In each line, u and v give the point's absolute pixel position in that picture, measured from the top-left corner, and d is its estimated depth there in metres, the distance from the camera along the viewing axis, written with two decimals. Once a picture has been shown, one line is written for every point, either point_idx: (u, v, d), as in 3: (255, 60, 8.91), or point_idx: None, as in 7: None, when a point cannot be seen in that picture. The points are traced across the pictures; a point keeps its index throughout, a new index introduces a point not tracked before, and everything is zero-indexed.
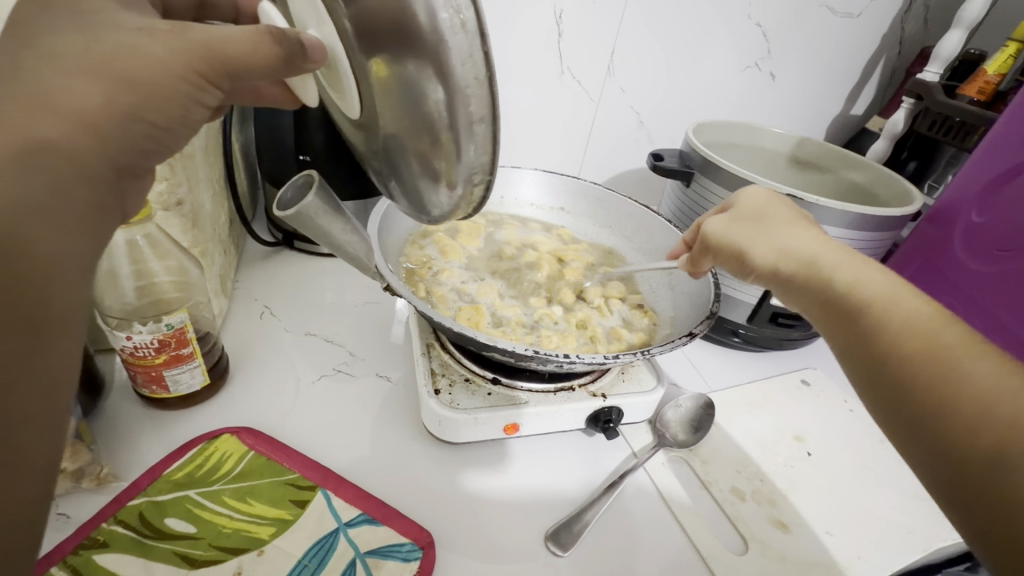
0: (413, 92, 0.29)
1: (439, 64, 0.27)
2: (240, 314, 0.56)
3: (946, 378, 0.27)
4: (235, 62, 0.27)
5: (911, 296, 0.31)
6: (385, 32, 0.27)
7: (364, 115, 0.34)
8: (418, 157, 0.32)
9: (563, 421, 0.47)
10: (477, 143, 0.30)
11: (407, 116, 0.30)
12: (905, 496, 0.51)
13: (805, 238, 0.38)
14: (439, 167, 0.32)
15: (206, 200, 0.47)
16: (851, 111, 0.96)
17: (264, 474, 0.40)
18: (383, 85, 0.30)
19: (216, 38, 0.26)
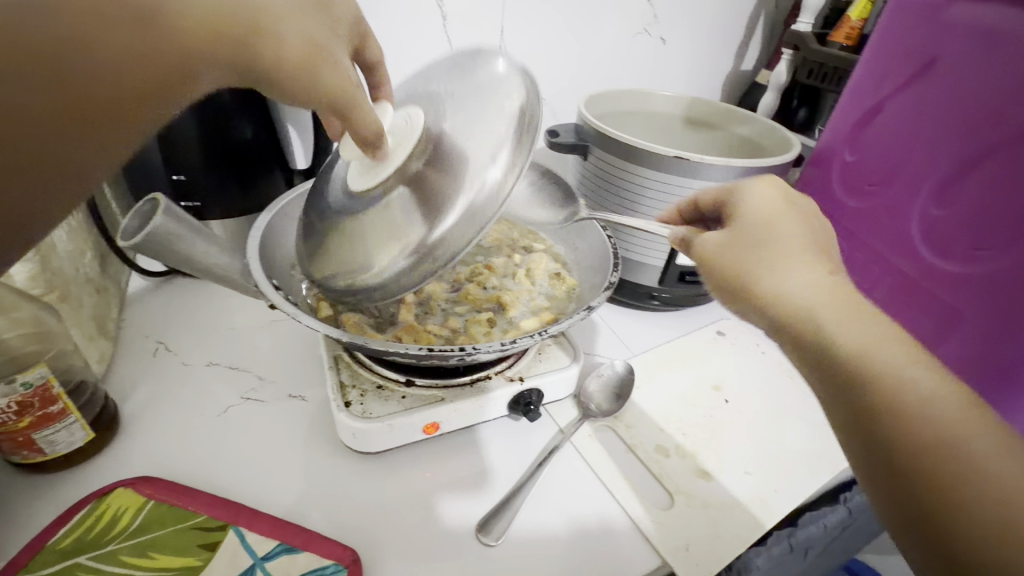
0: (398, 235, 0.36)
1: (427, 236, 0.36)
2: (130, 354, 0.51)
3: (943, 463, 0.24)
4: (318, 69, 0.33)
5: (929, 371, 0.26)
6: (429, 198, 0.36)
7: (361, 192, 0.40)
8: (354, 245, 0.38)
9: (484, 413, 0.47)
10: (395, 273, 0.36)
11: (381, 228, 0.37)
12: (815, 424, 0.55)
13: (809, 264, 0.30)
14: (355, 271, 0.37)
15: (60, 239, 0.43)
16: (740, 68, 1.00)
17: (166, 523, 0.38)
18: (396, 206, 0.37)
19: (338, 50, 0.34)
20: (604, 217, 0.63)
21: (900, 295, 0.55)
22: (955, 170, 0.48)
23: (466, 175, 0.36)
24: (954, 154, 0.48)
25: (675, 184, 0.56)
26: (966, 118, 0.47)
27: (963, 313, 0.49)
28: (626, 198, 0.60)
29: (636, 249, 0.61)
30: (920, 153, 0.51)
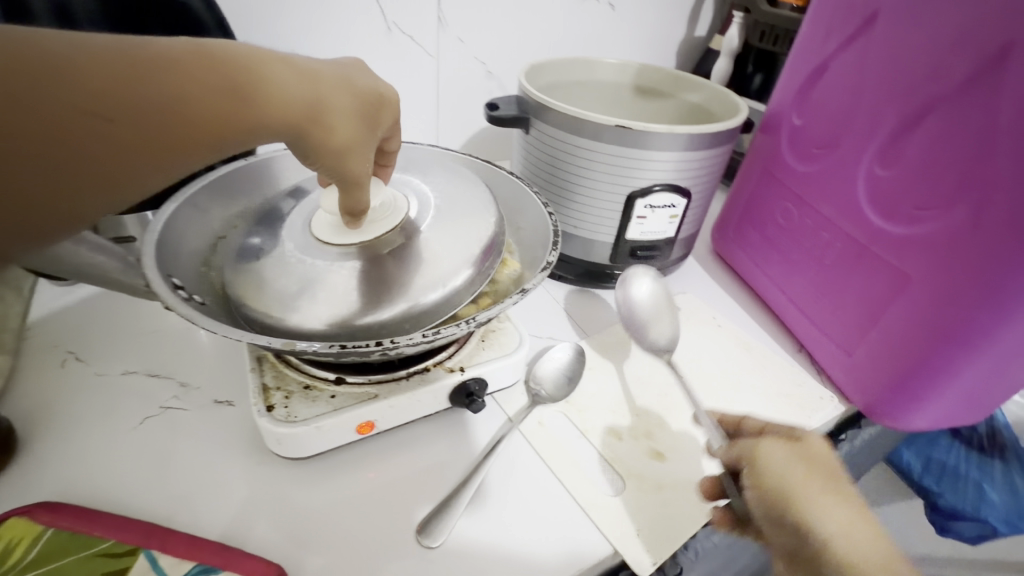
0: (335, 291, 0.38)
1: (364, 310, 0.38)
2: (35, 367, 0.47)
3: None
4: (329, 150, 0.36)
5: None
6: (388, 284, 0.40)
7: (319, 245, 0.41)
8: (276, 290, 0.39)
9: (424, 406, 0.44)
10: (312, 315, 0.38)
11: (327, 290, 0.38)
12: (770, 396, 0.54)
13: (843, 504, 0.35)
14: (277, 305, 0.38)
15: None
16: (694, 33, 0.97)
17: (68, 551, 0.34)
18: (345, 276, 0.39)
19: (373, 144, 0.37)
20: (551, 193, 0.60)
21: (850, 261, 0.53)
22: (897, 126, 0.47)
23: (422, 271, 0.40)
24: (895, 111, 0.47)
25: (619, 157, 0.53)
26: (905, 71, 0.46)
27: (910, 275, 0.47)
28: (571, 173, 0.57)
29: (585, 225, 0.59)
30: (864, 112, 0.50)
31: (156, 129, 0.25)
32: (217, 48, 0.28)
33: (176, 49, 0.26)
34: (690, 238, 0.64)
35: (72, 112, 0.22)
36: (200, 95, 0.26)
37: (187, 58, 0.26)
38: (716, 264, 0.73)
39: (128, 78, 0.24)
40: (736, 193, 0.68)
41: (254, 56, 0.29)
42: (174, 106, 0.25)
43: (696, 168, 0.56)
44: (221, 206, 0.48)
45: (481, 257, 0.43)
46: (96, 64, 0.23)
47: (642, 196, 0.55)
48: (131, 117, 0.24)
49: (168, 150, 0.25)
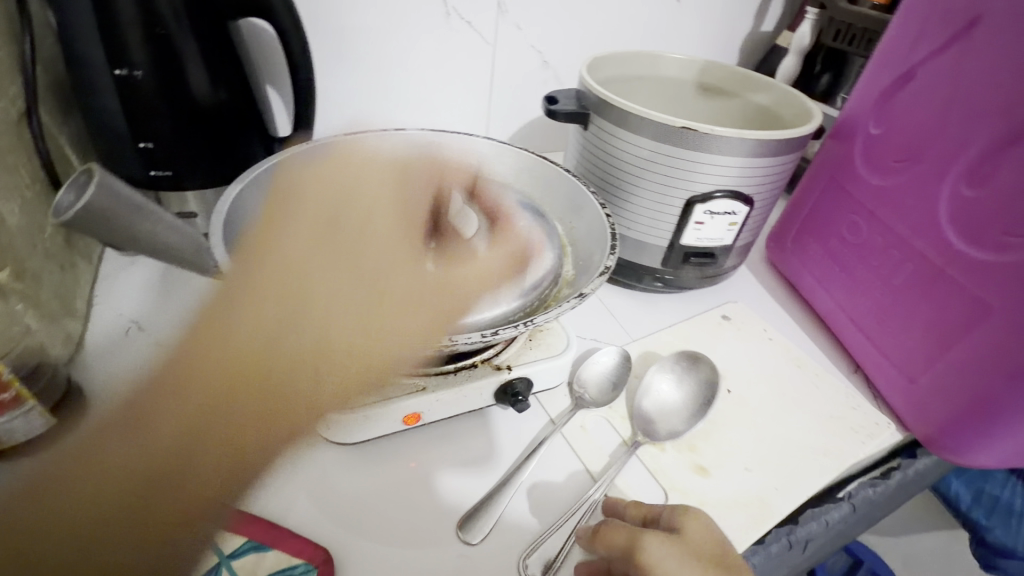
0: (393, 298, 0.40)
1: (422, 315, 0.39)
2: (102, 334, 0.49)
3: None
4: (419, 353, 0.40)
5: None
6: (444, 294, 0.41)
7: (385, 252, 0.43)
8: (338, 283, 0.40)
9: (469, 401, 0.44)
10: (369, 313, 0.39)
11: (400, 286, 0.40)
12: (821, 417, 0.52)
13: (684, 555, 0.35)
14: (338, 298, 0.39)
15: (11, 213, 0.40)
16: (761, 28, 0.92)
17: None
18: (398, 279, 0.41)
19: (489, 282, 0.44)
20: (605, 192, 0.59)
21: (922, 283, 0.50)
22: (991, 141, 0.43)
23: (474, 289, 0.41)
24: (992, 125, 0.43)
25: (681, 161, 0.51)
26: (1008, 82, 0.42)
27: (997, 301, 0.44)
28: (628, 174, 0.55)
29: (639, 228, 0.57)
30: (953, 126, 0.46)
31: (279, 413, 0.35)
32: (251, 311, 0.36)
33: (303, 247, 0.40)
34: (746, 247, 0.61)
35: (187, 392, 0.34)
36: (388, 290, 0.39)
37: (197, 347, 0.35)
38: (769, 274, 0.71)
39: (269, 355, 0.35)
40: (796, 203, 0.65)
41: (307, 266, 0.39)
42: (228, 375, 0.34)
43: (761, 176, 0.53)
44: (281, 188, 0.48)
45: (535, 287, 0.43)
46: (210, 317, 0.36)
47: (702, 202, 0.53)
48: (276, 387, 0.35)
49: (306, 405, 0.36)
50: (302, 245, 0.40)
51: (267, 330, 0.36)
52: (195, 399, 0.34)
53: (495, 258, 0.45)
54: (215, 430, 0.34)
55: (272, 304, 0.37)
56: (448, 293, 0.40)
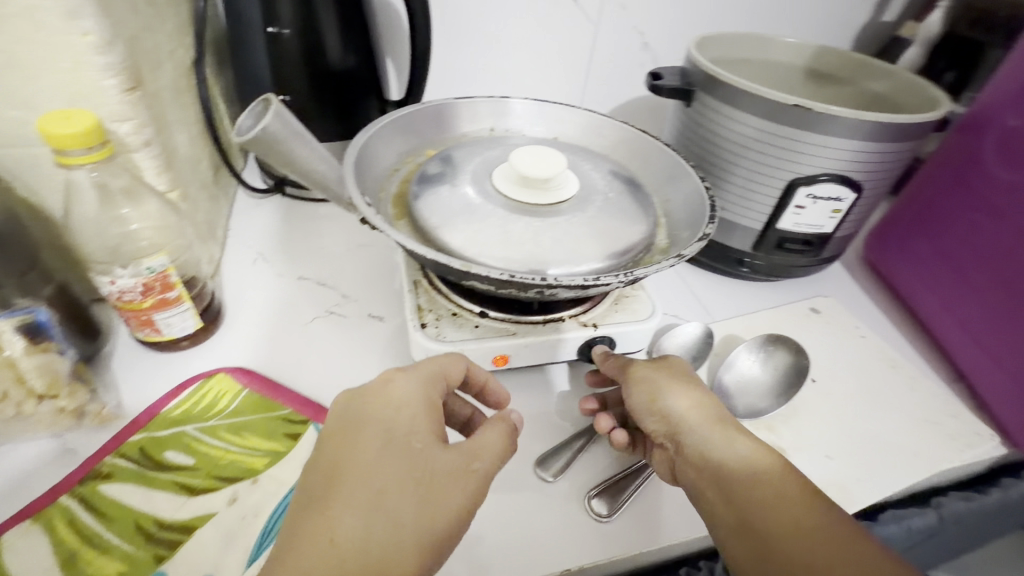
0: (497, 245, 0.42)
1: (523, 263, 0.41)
2: (234, 261, 0.55)
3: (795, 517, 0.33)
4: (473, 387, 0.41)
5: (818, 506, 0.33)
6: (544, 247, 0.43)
7: (491, 201, 0.46)
8: (448, 226, 0.44)
9: (554, 353, 0.46)
10: (478, 253, 0.41)
11: (502, 235, 0.43)
12: (914, 419, 0.50)
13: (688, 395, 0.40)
14: (447, 239, 0.43)
15: (181, 143, 0.46)
16: (882, 18, 0.86)
17: (258, 410, 0.41)
18: (500, 228, 0.44)
19: (508, 462, 0.34)
20: (702, 171, 0.58)
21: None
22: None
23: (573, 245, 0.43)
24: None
25: (788, 141, 0.50)
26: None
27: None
28: (729, 153, 0.55)
29: (733, 208, 0.57)
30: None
31: (433, 490, 0.31)
32: (416, 422, 0.33)
33: (414, 392, 0.34)
34: (847, 238, 0.59)
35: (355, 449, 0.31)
36: (470, 450, 0.33)
37: (376, 458, 0.31)
38: (866, 274, 0.67)
39: (417, 433, 0.33)
40: (907, 200, 0.61)
41: (429, 411, 0.34)
42: (389, 475, 0.31)
43: (874, 161, 0.51)
44: (399, 141, 0.53)
45: (628, 250, 0.44)
46: (354, 436, 0.32)
47: (805, 184, 0.52)
48: (434, 487, 0.31)
49: (455, 482, 0.32)
50: (427, 385, 0.35)
51: (417, 404, 0.34)
52: (364, 478, 0.30)
53: (505, 433, 0.35)
54: (400, 528, 0.29)
55: (408, 419, 0.33)
56: (547, 246, 0.43)
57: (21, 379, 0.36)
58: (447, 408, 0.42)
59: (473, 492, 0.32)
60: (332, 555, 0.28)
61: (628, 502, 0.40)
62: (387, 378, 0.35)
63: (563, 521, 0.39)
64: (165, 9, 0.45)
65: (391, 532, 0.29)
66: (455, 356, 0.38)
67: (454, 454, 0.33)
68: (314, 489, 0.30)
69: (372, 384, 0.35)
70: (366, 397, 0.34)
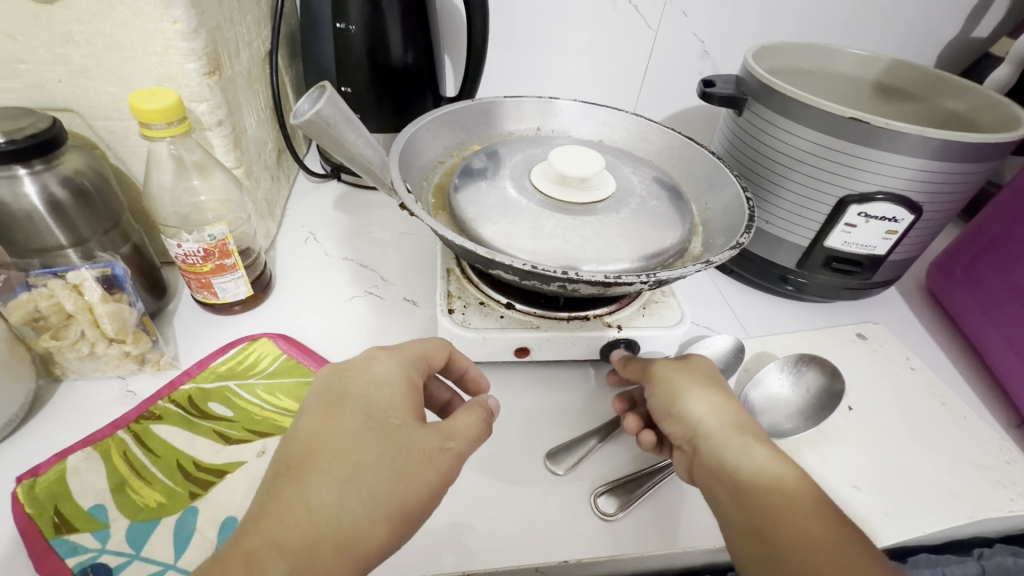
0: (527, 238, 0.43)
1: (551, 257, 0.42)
2: (287, 238, 0.60)
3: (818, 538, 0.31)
4: (454, 372, 0.41)
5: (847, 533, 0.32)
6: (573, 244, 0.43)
7: (527, 197, 0.48)
8: (483, 217, 0.45)
9: (576, 351, 0.47)
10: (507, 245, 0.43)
11: (533, 230, 0.44)
12: (961, 461, 0.46)
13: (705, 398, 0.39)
14: (480, 230, 0.44)
15: (250, 126, 0.51)
16: (971, 34, 0.81)
17: (293, 374, 0.44)
18: (532, 223, 0.45)
19: (480, 446, 0.34)
20: (749, 183, 0.57)
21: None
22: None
23: (602, 244, 0.44)
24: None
25: (842, 156, 0.48)
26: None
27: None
28: (778, 165, 0.53)
29: (779, 222, 0.55)
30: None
31: (407, 466, 0.31)
32: (393, 397, 0.33)
33: (395, 370, 0.35)
34: (903, 263, 0.56)
35: (333, 422, 0.32)
36: (445, 430, 0.33)
37: (353, 433, 0.31)
38: (926, 304, 0.63)
39: (394, 410, 0.33)
40: (977, 227, 0.57)
41: (407, 391, 0.34)
42: (365, 448, 0.31)
43: (937, 182, 0.48)
44: (446, 135, 0.55)
45: (659, 254, 0.44)
46: (337, 410, 0.32)
47: (858, 202, 0.50)
48: (407, 463, 0.31)
49: (429, 459, 0.32)
50: (408, 364, 0.36)
51: (396, 384, 0.34)
52: (339, 451, 0.31)
53: (480, 417, 0.35)
54: (372, 500, 0.30)
55: (388, 395, 0.33)
56: (577, 243, 0.43)
57: (97, 323, 0.40)
58: (427, 392, 0.42)
59: (445, 471, 0.32)
60: (308, 522, 0.28)
61: (635, 504, 0.40)
62: (368, 358, 0.35)
63: (566, 515, 0.39)
64: (248, 3, 0.49)
65: (364, 505, 0.29)
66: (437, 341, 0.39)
67: (428, 433, 0.33)
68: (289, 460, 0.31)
69: (353, 362, 0.35)
70: (347, 371, 0.34)
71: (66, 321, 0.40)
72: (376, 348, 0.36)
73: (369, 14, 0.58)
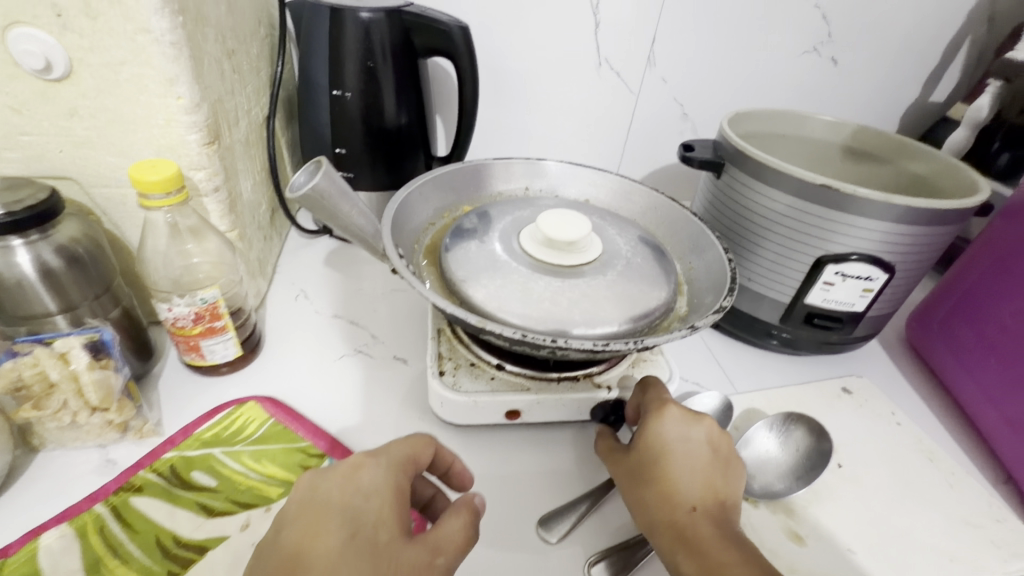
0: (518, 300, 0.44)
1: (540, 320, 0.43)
2: (278, 296, 0.60)
3: None
4: (439, 468, 0.41)
5: None
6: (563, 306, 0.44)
7: (515, 259, 0.49)
8: (474, 280, 0.46)
9: (567, 412, 0.47)
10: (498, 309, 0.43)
11: (523, 292, 0.45)
12: (952, 519, 0.46)
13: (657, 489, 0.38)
14: (471, 292, 0.45)
15: (245, 189, 0.52)
16: (931, 97, 0.87)
17: (280, 440, 0.43)
18: (522, 285, 0.46)
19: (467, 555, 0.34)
20: (730, 241, 0.59)
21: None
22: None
23: (590, 306, 0.45)
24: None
25: (815, 219, 0.51)
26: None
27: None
28: (756, 225, 0.56)
29: (760, 280, 0.57)
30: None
31: None
32: (381, 511, 0.33)
33: (381, 478, 0.34)
34: (882, 318, 0.57)
35: (320, 541, 0.31)
36: (433, 543, 0.33)
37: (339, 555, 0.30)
38: (907, 356, 0.65)
39: (382, 525, 0.32)
40: (949, 284, 0.60)
41: (395, 499, 0.34)
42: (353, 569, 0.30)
43: (907, 244, 0.50)
44: (437, 197, 0.57)
45: (646, 315, 0.45)
46: (320, 525, 0.31)
47: (834, 262, 0.52)
48: None
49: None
50: (394, 469, 0.35)
51: (383, 493, 0.34)
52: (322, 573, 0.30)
53: (467, 522, 0.35)
54: None
55: (375, 506, 0.33)
56: (566, 305, 0.44)
57: (81, 392, 0.40)
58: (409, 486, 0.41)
59: None
60: None
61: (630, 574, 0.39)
62: (355, 464, 0.35)
63: None
64: (248, 74, 0.52)
65: None
66: (424, 438, 0.38)
67: (416, 548, 0.32)
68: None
69: (340, 466, 0.35)
70: (333, 478, 0.34)
71: (49, 390, 0.39)
72: (363, 454, 0.35)
73: (364, 83, 0.61)
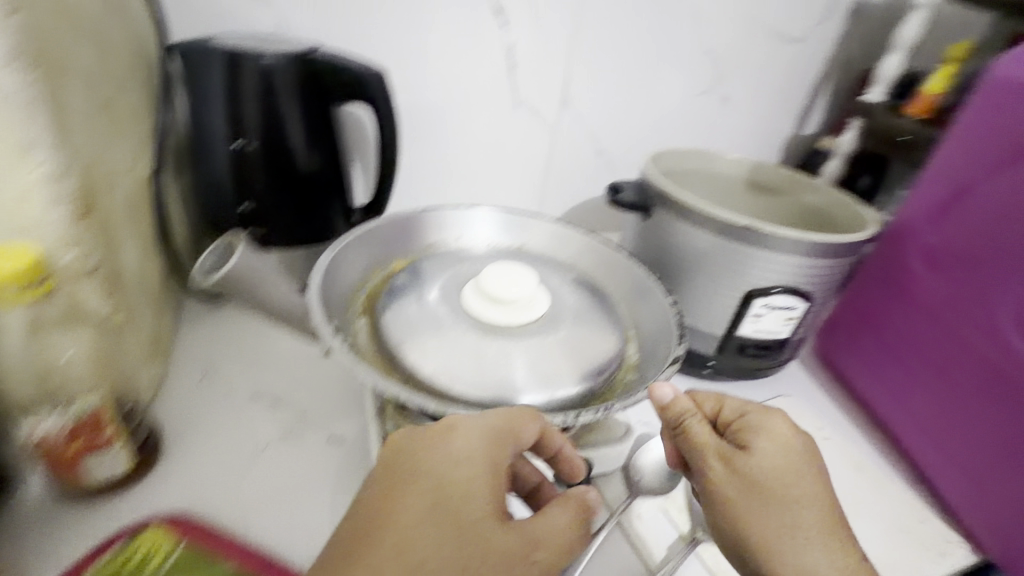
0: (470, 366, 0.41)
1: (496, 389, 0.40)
2: (179, 379, 0.51)
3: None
4: (548, 453, 0.40)
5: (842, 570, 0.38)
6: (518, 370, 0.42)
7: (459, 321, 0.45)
8: (419, 348, 0.42)
9: (530, 479, 0.44)
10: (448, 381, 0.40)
11: (474, 358, 0.42)
12: (886, 527, 0.50)
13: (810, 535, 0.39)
14: (417, 363, 0.41)
15: (131, 261, 0.44)
16: (804, 131, 0.99)
17: (196, 570, 0.36)
18: (473, 349, 0.43)
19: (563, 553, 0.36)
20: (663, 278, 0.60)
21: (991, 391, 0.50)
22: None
23: (544, 366, 0.43)
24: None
25: (741, 256, 0.53)
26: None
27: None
28: (687, 263, 0.57)
29: (695, 315, 0.59)
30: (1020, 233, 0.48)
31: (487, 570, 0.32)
32: (475, 486, 0.34)
33: (475, 445, 0.35)
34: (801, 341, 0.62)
35: (404, 502, 0.33)
36: (528, 537, 0.35)
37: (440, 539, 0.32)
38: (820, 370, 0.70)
39: (472, 503, 0.34)
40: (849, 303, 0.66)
41: (489, 473, 0.35)
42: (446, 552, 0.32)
43: (820, 274, 0.55)
44: (365, 255, 0.52)
45: (601, 371, 0.44)
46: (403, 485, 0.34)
47: (761, 295, 0.54)
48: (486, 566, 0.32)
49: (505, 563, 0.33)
50: (493, 440, 0.36)
51: (480, 463, 0.35)
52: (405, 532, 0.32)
53: (572, 517, 0.37)
54: None
55: (468, 485, 0.34)
56: (520, 368, 0.42)
57: None
58: (518, 473, 0.43)
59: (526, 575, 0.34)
60: None
61: None
62: (448, 429, 0.36)
63: None
64: (127, 127, 0.44)
65: None
66: (528, 410, 0.38)
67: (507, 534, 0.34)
68: (360, 538, 0.32)
69: (433, 426, 0.36)
70: (418, 439, 0.36)
71: None
72: (468, 421, 0.36)
73: (269, 132, 0.55)
